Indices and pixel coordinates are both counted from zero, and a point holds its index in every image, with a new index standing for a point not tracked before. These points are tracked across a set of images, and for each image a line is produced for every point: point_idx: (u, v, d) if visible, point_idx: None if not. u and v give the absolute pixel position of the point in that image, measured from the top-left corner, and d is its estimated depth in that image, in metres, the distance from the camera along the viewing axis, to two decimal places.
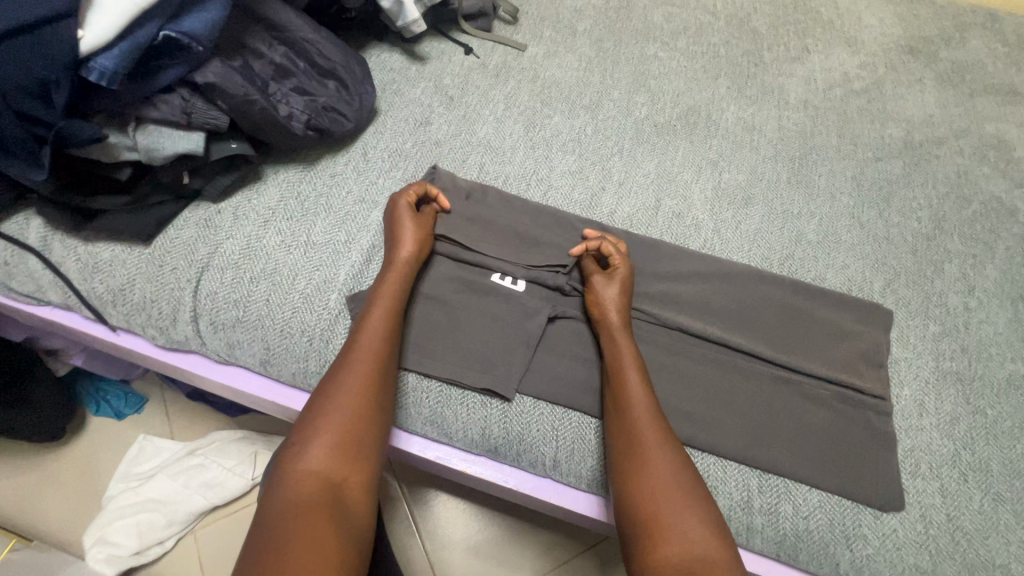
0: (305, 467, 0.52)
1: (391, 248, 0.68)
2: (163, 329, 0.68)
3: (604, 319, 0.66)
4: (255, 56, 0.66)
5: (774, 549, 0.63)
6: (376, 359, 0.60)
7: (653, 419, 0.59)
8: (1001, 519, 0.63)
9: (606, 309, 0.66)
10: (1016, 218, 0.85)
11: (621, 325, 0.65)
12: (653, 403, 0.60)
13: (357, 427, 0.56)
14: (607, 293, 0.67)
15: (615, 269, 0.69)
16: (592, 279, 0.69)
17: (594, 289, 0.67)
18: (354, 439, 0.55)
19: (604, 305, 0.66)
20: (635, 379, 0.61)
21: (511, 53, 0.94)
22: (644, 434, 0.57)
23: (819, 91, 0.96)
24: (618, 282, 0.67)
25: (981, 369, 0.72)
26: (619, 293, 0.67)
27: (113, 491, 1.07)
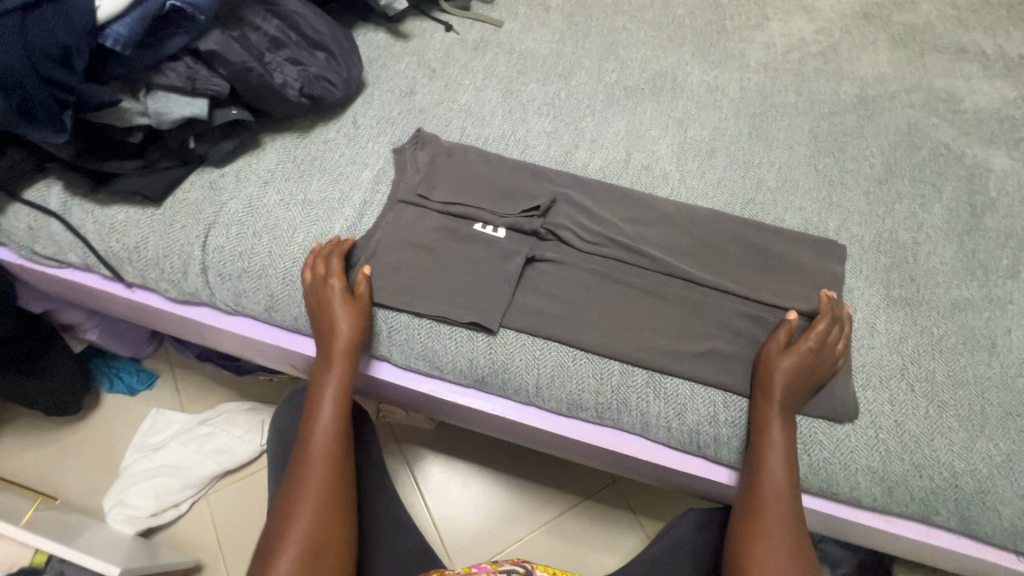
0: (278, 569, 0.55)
1: (327, 340, 0.68)
2: (176, 282, 0.74)
3: (766, 393, 0.66)
4: (251, 29, 0.72)
5: (739, 459, 0.70)
6: (327, 446, 0.64)
7: (787, 503, 0.62)
8: (945, 423, 0.69)
9: (771, 382, 0.66)
10: (962, 162, 0.92)
11: (789, 405, 0.66)
12: (791, 483, 0.63)
13: (322, 520, 0.59)
14: (778, 369, 0.67)
15: (802, 348, 0.67)
16: (769, 352, 0.69)
17: (767, 364, 0.68)
18: (321, 534, 0.58)
19: (770, 379, 0.67)
20: (780, 462, 0.64)
21: (489, 29, 1.00)
22: (767, 514, 0.62)
23: (778, 55, 1.03)
24: (796, 362, 0.67)
25: (928, 295, 0.79)
26: (791, 372, 0.66)
27: (129, 460, 1.13)
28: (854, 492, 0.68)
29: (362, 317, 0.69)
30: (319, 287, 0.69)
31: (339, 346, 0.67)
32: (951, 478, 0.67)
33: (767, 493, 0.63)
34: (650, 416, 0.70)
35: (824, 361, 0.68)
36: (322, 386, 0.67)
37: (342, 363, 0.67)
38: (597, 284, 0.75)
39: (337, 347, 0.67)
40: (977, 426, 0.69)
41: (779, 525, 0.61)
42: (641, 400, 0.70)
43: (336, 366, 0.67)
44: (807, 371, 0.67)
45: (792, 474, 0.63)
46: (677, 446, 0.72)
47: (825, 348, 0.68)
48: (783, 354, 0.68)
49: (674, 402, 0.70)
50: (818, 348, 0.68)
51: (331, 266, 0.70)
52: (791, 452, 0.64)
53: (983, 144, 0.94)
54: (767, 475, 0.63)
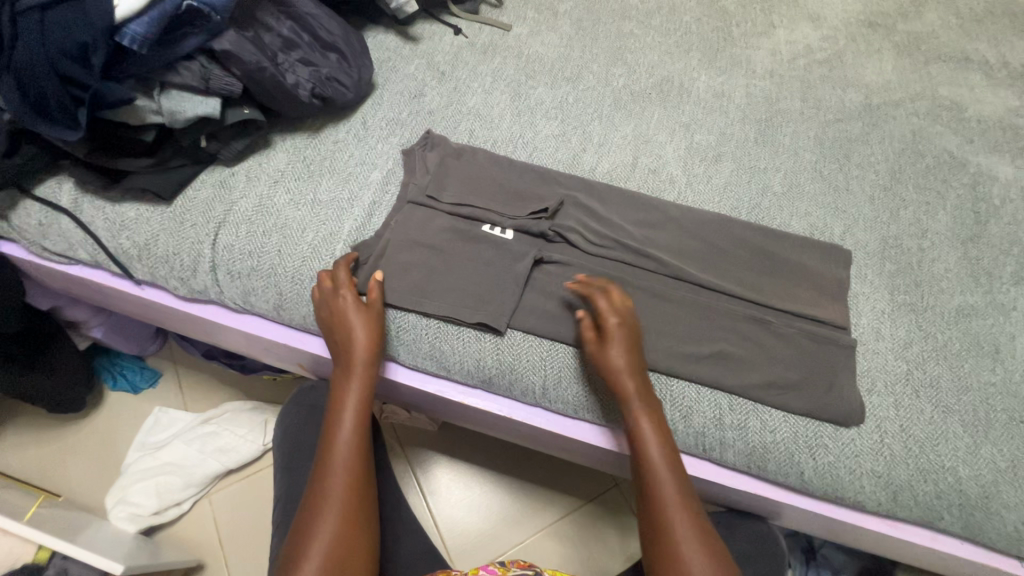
0: None
1: (348, 349, 0.67)
2: (185, 279, 0.74)
3: (619, 382, 0.65)
4: (264, 29, 0.73)
5: (745, 461, 0.70)
6: (348, 459, 0.63)
7: (678, 485, 0.60)
8: (950, 428, 0.70)
9: (614, 368, 0.65)
10: (967, 170, 0.92)
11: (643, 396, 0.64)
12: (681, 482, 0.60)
13: (345, 534, 0.58)
14: (614, 355, 0.65)
15: (612, 330, 0.66)
16: (592, 345, 0.67)
17: (602, 355, 0.66)
18: (343, 547, 0.57)
19: (608, 367, 0.65)
20: (655, 447, 0.62)
21: (497, 33, 1.01)
22: (666, 505, 0.59)
23: (784, 62, 1.04)
24: (622, 343, 0.65)
25: (933, 301, 0.79)
26: (626, 352, 0.65)
27: (131, 458, 1.13)
28: (859, 497, 0.68)
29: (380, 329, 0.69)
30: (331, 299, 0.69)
31: (358, 357, 0.66)
32: (955, 484, 0.67)
33: (661, 481, 0.60)
34: None
35: (637, 335, 0.68)
36: (342, 396, 0.66)
37: (362, 377, 0.67)
38: None
39: (359, 358, 0.66)
40: (982, 432, 0.70)
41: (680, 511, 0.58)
42: None
43: (356, 378, 0.66)
44: (639, 358, 0.66)
45: (672, 453, 0.62)
46: (682, 448, 0.72)
47: (629, 318, 0.67)
48: (602, 344, 0.66)
49: (680, 405, 0.70)
50: (625, 323, 0.67)
51: (342, 276, 0.69)
52: (662, 430, 0.63)
53: (987, 152, 0.95)
54: (653, 465, 0.61)
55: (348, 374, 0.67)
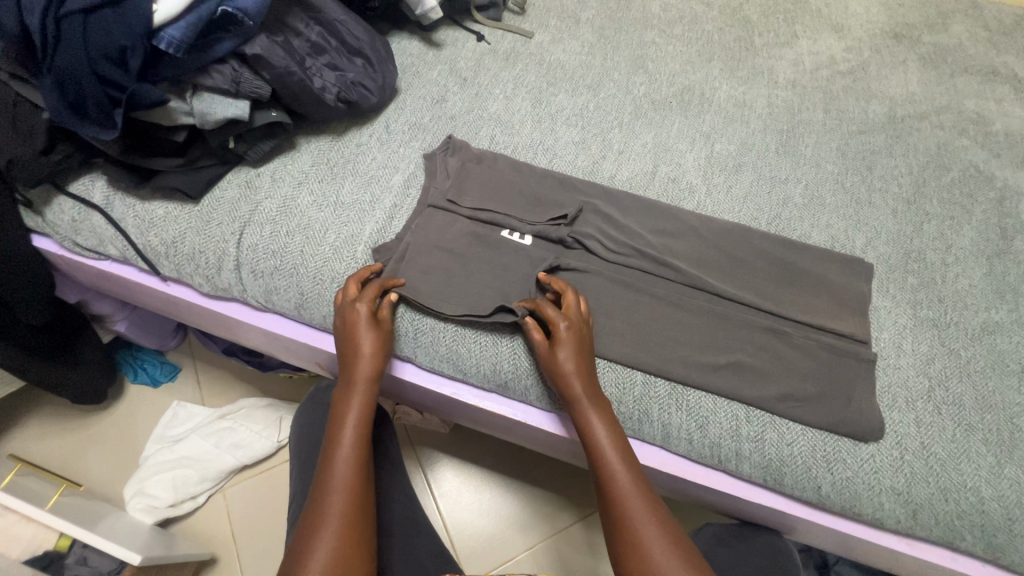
0: None
1: (353, 361, 0.67)
2: (209, 277, 0.76)
3: (569, 391, 0.65)
4: (294, 34, 0.75)
5: (761, 475, 0.69)
6: (350, 472, 0.62)
7: (641, 498, 0.60)
8: (973, 447, 0.68)
9: (566, 374, 0.65)
10: (993, 184, 0.91)
11: (592, 397, 0.66)
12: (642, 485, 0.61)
13: (345, 548, 0.56)
14: (564, 360, 0.65)
15: (560, 333, 0.66)
16: (545, 350, 0.67)
17: (553, 360, 0.66)
18: (344, 561, 0.55)
19: (563, 371, 0.65)
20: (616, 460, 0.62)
21: (519, 40, 1.02)
22: (633, 521, 0.58)
23: (807, 73, 1.03)
24: (571, 346, 0.66)
25: (957, 317, 0.78)
26: (572, 357, 0.66)
27: (149, 450, 1.15)
28: (878, 514, 0.67)
29: (385, 341, 0.69)
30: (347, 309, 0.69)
31: (362, 371, 0.67)
32: (978, 504, 0.66)
33: (625, 495, 0.60)
34: (672, 427, 0.70)
35: (586, 337, 0.68)
36: (343, 413, 0.66)
37: (363, 389, 0.67)
38: (622, 294, 0.76)
39: (363, 370, 0.67)
40: (1007, 451, 0.68)
41: (648, 522, 0.58)
42: (663, 410, 0.70)
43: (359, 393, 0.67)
44: (587, 357, 0.67)
45: (632, 467, 0.62)
46: (697, 459, 0.71)
47: (577, 320, 0.68)
48: (551, 348, 0.67)
49: (696, 414, 0.70)
50: (574, 325, 0.67)
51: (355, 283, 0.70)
52: (619, 442, 0.64)
53: (1014, 167, 0.93)
54: (614, 482, 0.61)
55: (351, 388, 0.67)
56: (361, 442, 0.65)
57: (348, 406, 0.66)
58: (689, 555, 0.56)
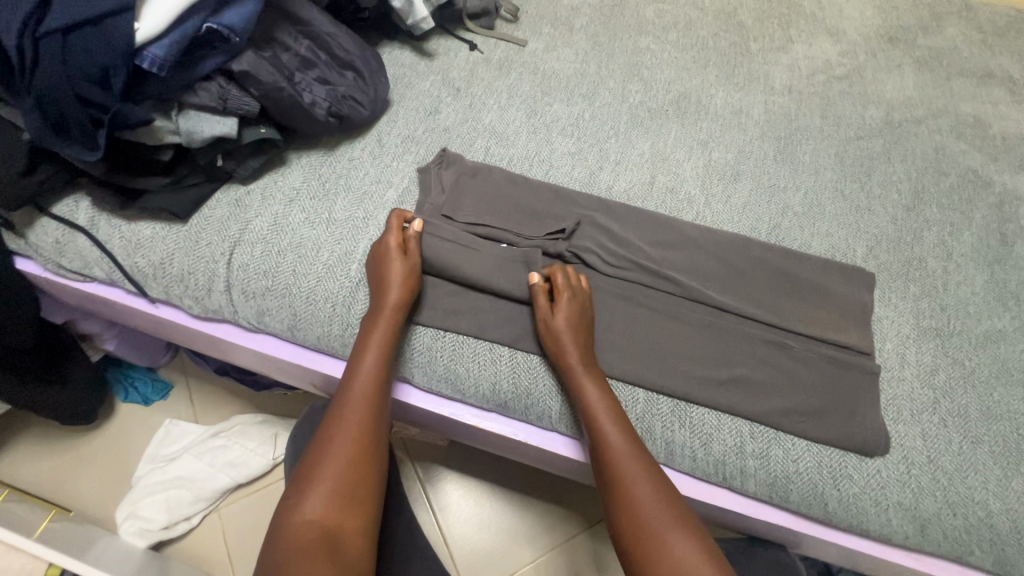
0: (307, 514, 0.56)
1: (380, 292, 0.69)
2: (200, 298, 0.74)
3: (563, 353, 0.67)
4: (282, 48, 0.73)
5: (766, 491, 0.68)
6: (365, 407, 0.63)
7: (628, 449, 0.62)
8: (979, 460, 0.68)
9: (562, 336, 0.67)
10: (991, 189, 0.90)
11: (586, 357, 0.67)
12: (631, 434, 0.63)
13: (352, 478, 0.60)
14: (562, 324, 0.67)
15: (562, 300, 0.69)
16: (543, 315, 0.69)
17: (550, 321, 0.68)
18: (352, 488, 0.59)
19: (561, 333, 0.67)
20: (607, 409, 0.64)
21: (512, 48, 1.01)
22: (622, 458, 0.61)
23: (803, 78, 1.02)
24: (571, 314, 0.68)
25: (960, 326, 0.77)
26: (572, 322, 0.68)
27: (142, 471, 1.13)
28: (885, 530, 0.66)
29: (411, 277, 0.70)
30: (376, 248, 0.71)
31: (388, 302, 0.68)
32: (986, 518, 0.65)
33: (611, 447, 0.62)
34: (675, 445, 0.69)
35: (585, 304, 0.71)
36: (368, 338, 0.67)
37: (388, 317, 0.68)
38: (621, 308, 0.75)
39: (388, 301, 0.68)
40: (1014, 463, 0.67)
41: (633, 469, 0.61)
42: (666, 429, 0.69)
43: (382, 321, 0.67)
44: (585, 321, 0.69)
45: (622, 422, 0.64)
46: (701, 476, 0.70)
47: (580, 294, 0.71)
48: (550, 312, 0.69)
49: (700, 432, 0.69)
50: (578, 298, 0.70)
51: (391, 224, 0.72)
52: (610, 399, 0.65)
53: (1012, 171, 0.93)
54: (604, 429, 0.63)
55: (372, 328, 0.67)
56: (378, 383, 0.65)
57: (368, 346, 0.66)
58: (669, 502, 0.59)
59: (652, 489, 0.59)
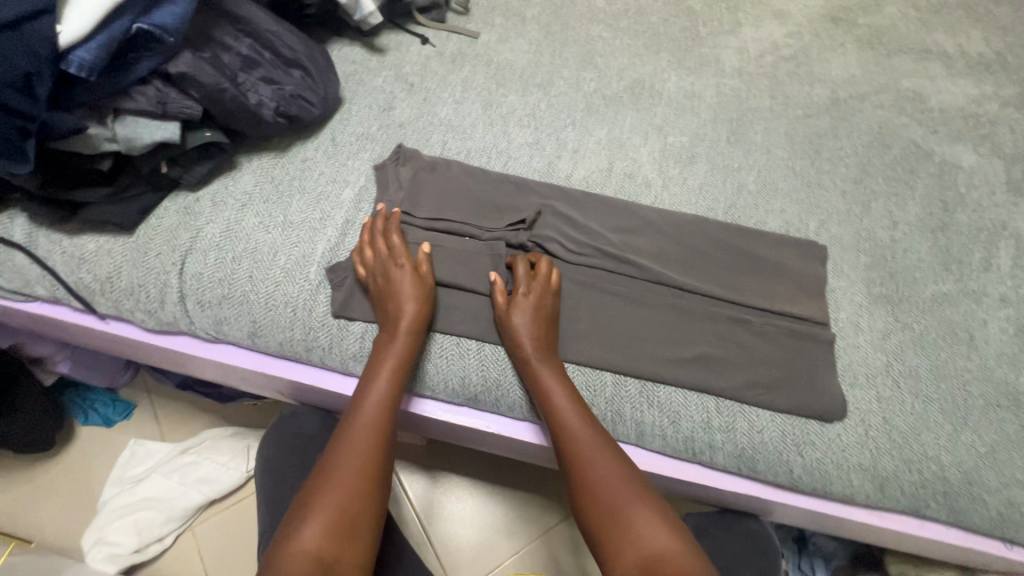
0: (300, 543, 0.53)
1: (390, 316, 0.67)
2: (152, 311, 0.71)
3: (520, 350, 0.67)
4: (222, 48, 0.71)
5: (735, 463, 0.70)
6: (369, 437, 0.61)
7: (593, 440, 0.63)
8: (931, 417, 0.71)
9: (518, 334, 0.67)
10: (932, 160, 0.94)
11: (545, 349, 0.68)
12: (593, 421, 0.65)
13: (351, 502, 0.57)
14: (517, 323, 0.68)
15: (518, 299, 0.69)
16: (501, 316, 0.69)
17: (507, 319, 0.68)
18: (350, 516, 0.56)
19: (515, 332, 0.67)
20: (571, 398, 0.65)
21: (465, 41, 1.00)
22: (586, 445, 0.62)
23: (752, 60, 1.05)
24: (530, 310, 0.68)
25: (909, 292, 0.80)
26: (533, 318, 0.68)
27: (108, 495, 1.09)
28: (848, 490, 0.69)
29: (423, 301, 0.68)
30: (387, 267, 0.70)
31: (399, 327, 0.66)
32: (939, 472, 0.68)
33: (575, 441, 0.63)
34: (645, 425, 0.70)
35: (549, 298, 0.70)
36: (378, 363, 0.66)
37: (399, 342, 0.66)
38: (585, 295, 0.75)
39: (400, 325, 0.66)
40: (962, 418, 0.71)
41: (596, 458, 0.61)
42: (635, 410, 0.70)
43: (392, 347, 0.66)
44: (547, 312, 0.69)
45: (585, 415, 0.65)
46: (672, 454, 0.71)
47: (542, 289, 0.70)
48: (508, 310, 0.69)
49: (668, 410, 0.70)
50: (538, 293, 0.69)
51: (397, 245, 0.70)
52: (573, 393, 0.66)
53: (950, 141, 0.97)
54: (568, 417, 0.64)
55: (382, 354, 0.66)
56: (388, 406, 0.63)
57: (378, 370, 0.65)
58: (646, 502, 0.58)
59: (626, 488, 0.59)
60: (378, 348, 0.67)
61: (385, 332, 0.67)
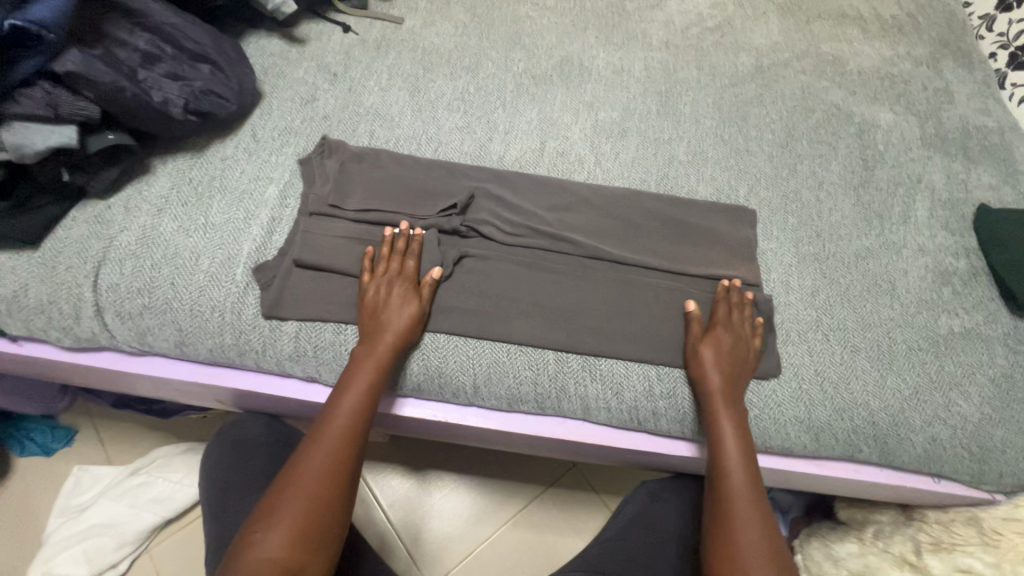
0: (263, 553, 0.52)
1: (378, 325, 0.66)
2: (68, 328, 0.68)
3: (704, 385, 0.68)
4: (118, 45, 0.66)
5: (679, 428, 0.72)
6: (339, 445, 0.60)
7: (747, 477, 0.63)
8: (859, 366, 0.74)
9: (706, 363, 0.68)
10: (853, 120, 0.98)
11: (728, 394, 0.67)
12: (752, 477, 0.63)
13: (318, 513, 0.56)
14: (705, 357, 0.69)
15: (714, 335, 0.70)
16: (691, 345, 0.71)
17: (694, 354, 0.70)
18: (317, 527, 0.55)
19: (703, 361, 0.69)
20: (734, 447, 0.64)
21: (389, 27, 0.98)
22: (735, 494, 0.62)
23: (678, 32, 1.06)
24: (720, 349, 0.69)
25: (835, 248, 0.83)
26: (722, 360, 0.68)
27: (53, 526, 1.04)
28: (786, 443, 0.72)
29: (416, 315, 0.68)
30: (389, 279, 0.69)
31: (386, 337, 0.66)
32: (868, 417, 0.72)
33: (730, 475, 0.63)
34: (590, 399, 0.71)
35: (741, 338, 0.71)
36: (355, 371, 0.64)
37: (381, 353, 0.65)
38: (523, 275, 0.75)
39: (387, 336, 0.66)
40: (887, 364, 0.74)
41: (745, 513, 0.61)
42: (579, 385, 0.71)
43: (375, 358, 0.65)
44: (736, 360, 0.69)
45: (749, 451, 0.65)
46: (618, 424, 0.73)
47: (741, 334, 0.71)
48: (699, 345, 0.70)
49: (611, 382, 0.71)
50: (733, 336, 0.71)
51: (407, 267, 0.70)
52: (742, 427, 0.66)
53: (868, 102, 1.00)
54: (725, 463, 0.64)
55: (362, 363, 0.65)
56: (362, 416, 0.62)
57: (354, 378, 0.64)
58: (776, 562, 0.58)
59: (761, 538, 0.59)
60: (359, 356, 0.65)
61: (369, 341, 0.66)
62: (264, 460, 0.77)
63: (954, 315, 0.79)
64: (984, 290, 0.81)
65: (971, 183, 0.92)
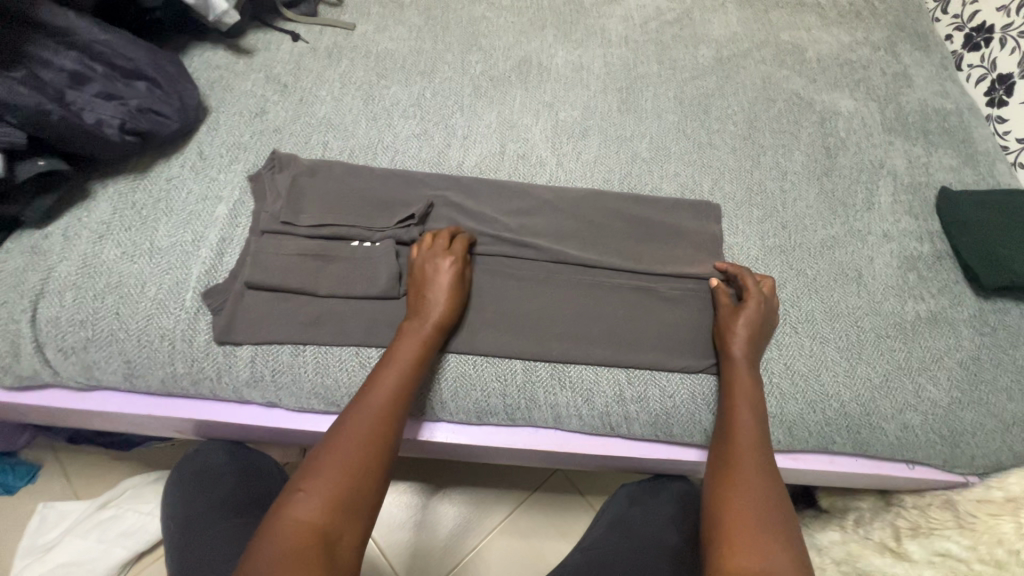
0: (301, 515, 0.50)
1: (427, 303, 0.66)
2: (7, 367, 0.64)
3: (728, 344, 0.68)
4: (41, 65, 0.63)
5: (652, 431, 0.71)
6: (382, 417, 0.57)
7: (754, 442, 0.62)
8: (828, 357, 0.74)
9: (730, 341, 0.68)
10: (814, 109, 0.97)
11: (751, 355, 0.68)
12: (760, 433, 0.63)
13: (355, 481, 0.53)
14: (737, 322, 0.69)
15: (745, 310, 0.69)
16: (726, 309, 0.71)
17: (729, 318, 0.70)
18: (357, 496, 0.52)
19: (729, 336, 0.68)
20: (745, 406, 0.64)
21: (341, 34, 0.95)
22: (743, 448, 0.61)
23: (637, 27, 1.05)
24: (755, 317, 0.69)
25: (800, 239, 0.83)
26: (754, 322, 0.69)
27: (17, 568, 0.99)
28: None
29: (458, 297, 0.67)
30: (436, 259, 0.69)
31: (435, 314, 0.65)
32: (840, 408, 0.71)
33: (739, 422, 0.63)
34: (560, 408, 0.69)
35: (768, 315, 0.70)
36: (401, 346, 0.63)
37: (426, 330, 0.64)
38: (487, 283, 0.73)
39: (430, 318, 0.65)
40: (856, 353, 0.74)
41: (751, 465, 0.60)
42: (548, 393, 0.69)
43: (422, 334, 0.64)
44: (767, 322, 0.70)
45: (760, 422, 0.64)
46: (591, 431, 0.71)
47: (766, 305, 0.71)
48: (733, 311, 0.70)
49: (581, 389, 0.69)
50: (765, 308, 0.70)
51: (456, 250, 0.69)
52: (759, 406, 0.65)
53: (829, 89, 1.00)
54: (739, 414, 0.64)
55: (406, 339, 0.63)
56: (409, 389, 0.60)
57: (399, 352, 0.62)
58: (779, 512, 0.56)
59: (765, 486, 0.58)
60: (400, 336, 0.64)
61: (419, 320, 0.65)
62: (230, 489, 0.75)
63: (920, 301, 0.79)
64: (949, 273, 0.81)
65: (932, 166, 0.92)
